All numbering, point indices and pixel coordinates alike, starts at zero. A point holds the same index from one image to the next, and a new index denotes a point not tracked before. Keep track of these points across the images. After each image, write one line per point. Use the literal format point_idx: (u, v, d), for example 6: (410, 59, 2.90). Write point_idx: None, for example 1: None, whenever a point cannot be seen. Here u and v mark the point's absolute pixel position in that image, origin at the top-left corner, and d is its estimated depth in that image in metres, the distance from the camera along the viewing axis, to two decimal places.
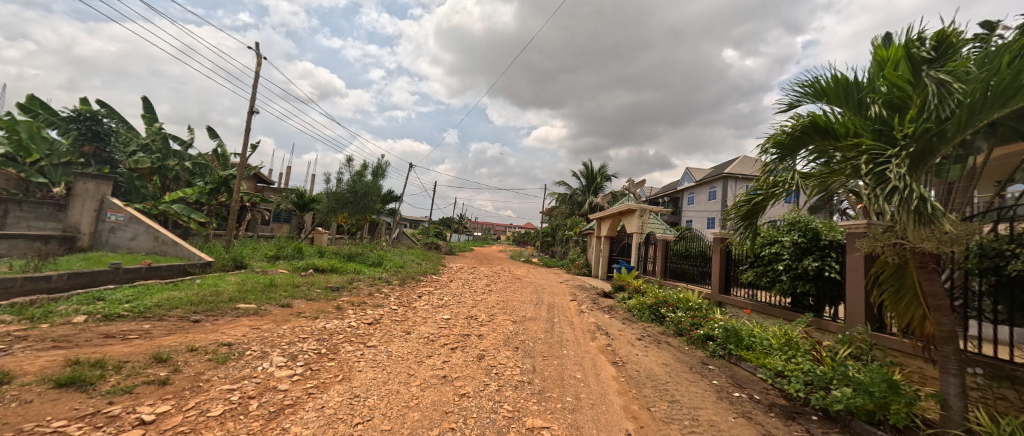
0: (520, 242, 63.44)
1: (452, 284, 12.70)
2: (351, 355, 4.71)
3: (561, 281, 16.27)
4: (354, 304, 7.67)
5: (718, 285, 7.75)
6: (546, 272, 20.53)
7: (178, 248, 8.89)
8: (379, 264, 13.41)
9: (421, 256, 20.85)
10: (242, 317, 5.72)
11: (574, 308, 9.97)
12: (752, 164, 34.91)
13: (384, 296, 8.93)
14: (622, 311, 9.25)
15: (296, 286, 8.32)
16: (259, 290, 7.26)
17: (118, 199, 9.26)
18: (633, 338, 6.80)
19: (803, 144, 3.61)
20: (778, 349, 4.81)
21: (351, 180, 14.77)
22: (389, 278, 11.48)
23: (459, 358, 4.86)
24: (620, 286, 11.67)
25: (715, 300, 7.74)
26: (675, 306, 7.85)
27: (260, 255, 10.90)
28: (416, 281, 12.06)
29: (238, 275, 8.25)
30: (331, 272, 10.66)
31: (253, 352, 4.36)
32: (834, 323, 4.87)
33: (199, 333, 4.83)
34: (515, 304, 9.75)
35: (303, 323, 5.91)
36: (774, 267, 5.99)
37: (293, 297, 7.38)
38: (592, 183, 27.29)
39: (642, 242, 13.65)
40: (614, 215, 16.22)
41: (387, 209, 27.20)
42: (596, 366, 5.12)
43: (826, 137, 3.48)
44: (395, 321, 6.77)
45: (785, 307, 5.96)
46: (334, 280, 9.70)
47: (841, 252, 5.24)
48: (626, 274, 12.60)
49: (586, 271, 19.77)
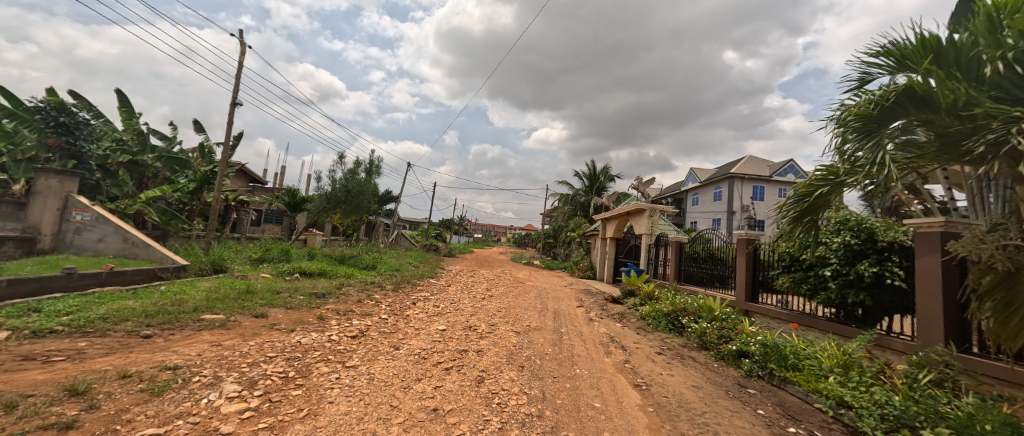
0: (521, 243, 62.71)
1: (450, 289, 11.92)
2: (323, 379, 3.93)
3: (565, 285, 15.48)
4: (339, 313, 6.88)
5: (743, 291, 6.96)
6: (548, 275, 19.73)
7: (150, 250, 8.12)
8: (373, 267, 12.63)
9: (418, 258, 20.09)
10: (204, 331, 4.94)
11: (582, 315, 9.15)
12: (758, 164, 34.18)
13: (374, 303, 8.15)
14: (634, 319, 8.46)
15: (276, 293, 7.53)
16: (232, 298, 6.48)
17: (84, 198, 8.49)
18: (652, 352, 6.00)
19: (891, 119, 2.94)
20: (836, 372, 4.04)
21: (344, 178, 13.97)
22: (382, 283, 10.69)
23: (453, 383, 4.07)
24: (630, 292, 10.88)
25: (741, 308, 6.96)
26: (696, 315, 7.06)
27: (243, 258, 10.14)
28: (412, 286, 11.28)
29: (212, 281, 7.47)
30: (319, 276, 9.88)
31: (202, 379, 3.58)
32: (901, 341, 4.08)
33: (143, 354, 4.04)
34: (518, 312, 8.96)
35: (275, 337, 5.13)
36: (817, 273, 5.21)
37: (270, 306, 6.60)
38: (595, 183, 26.54)
39: (652, 244, 12.85)
40: (621, 215, 15.41)
41: (385, 210, 26.44)
42: (615, 390, 4.33)
43: (923, 108, 2.83)
44: (382, 333, 5.98)
45: (829, 319, 5.19)
46: (320, 285, 8.91)
47: (903, 256, 4.45)
48: (636, 278, 11.81)
49: (591, 274, 18.99)
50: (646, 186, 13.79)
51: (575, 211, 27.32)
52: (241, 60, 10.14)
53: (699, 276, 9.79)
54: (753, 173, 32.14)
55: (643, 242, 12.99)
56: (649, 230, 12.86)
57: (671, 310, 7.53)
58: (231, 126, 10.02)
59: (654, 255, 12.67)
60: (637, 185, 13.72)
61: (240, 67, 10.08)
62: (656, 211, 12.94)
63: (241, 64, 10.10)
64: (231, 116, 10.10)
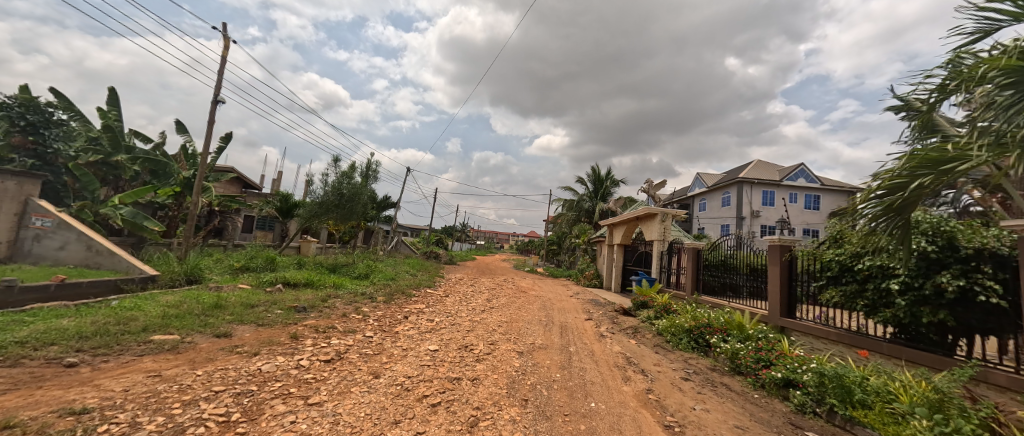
0: (524, 251, 61.98)
1: (447, 300, 11.09)
2: (275, 424, 3.11)
3: (571, 295, 14.57)
4: (317, 331, 6.06)
5: (779, 306, 6.11)
6: (552, 284, 18.83)
7: (116, 259, 7.38)
8: (366, 276, 11.82)
9: (417, 266, 19.30)
10: (146, 357, 4.14)
11: (592, 330, 8.27)
12: (767, 168, 33.28)
13: (361, 317, 7.33)
14: (650, 335, 7.59)
15: (250, 307, 6.74)
16: (195, 314, 5.70)
17: (47, 202, 7.78)
18: (677, 378, 5.13)
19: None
20: (924, 413, 3.17)
21: (336, 182, 13.09)
22: (374, 293, 9.88)
23: (440, 428, 3.25)
24: (642, 303, 10.00)
25: (775, 325, 6.11)
26: (724, 332, 6.19)
27: (223, 267, 9.36)
28: (406, 297, 10.45)
29: (179, 294, 6.69)
30: (305, 287, 9.08)
31: (113, 427, 2.78)
32: (1006, 375, 3.22)
33: (54, 391, 3.23)
34: (521, 327, 8.11)
35: (232, 363, 4.32)
36: (878, 286, 4.37)
37: (238, 323, 5.80)
38: (600, 188, 25.73)
39: (664, 250, 11.98)
40: (630, 220, 14.57)
41: (384, 216, 25.74)
42: (642, 433, 3.48)
43: None
44: (364, 355, 5.16)
45: (893, 341, 4.34)
46: (304, 297, 8.10)
47: (998, 266, 3.59)
48: (648, 288, 10.92)
49: (597, 283, 18.10)
50: (657, 189, 12.94)
51: (579, 217, 26.49)
52: (224, 54, 9.46)
53: (719, 286, 8.87)
54: (763, 178, 31.24)
55: (654, 249, 12.12)
56: (660, 236, 12.01)
57: (692, 325, 6.64)
58: (213, 124, 9.33)
59: (667, 263, 11.78)
60: (647, 188, 12.89)
61: (223, 62, 9.39)
62: (668, 216, 12.08)
63: (224, 59, 9.41)
64: (212, 114, 9.40)
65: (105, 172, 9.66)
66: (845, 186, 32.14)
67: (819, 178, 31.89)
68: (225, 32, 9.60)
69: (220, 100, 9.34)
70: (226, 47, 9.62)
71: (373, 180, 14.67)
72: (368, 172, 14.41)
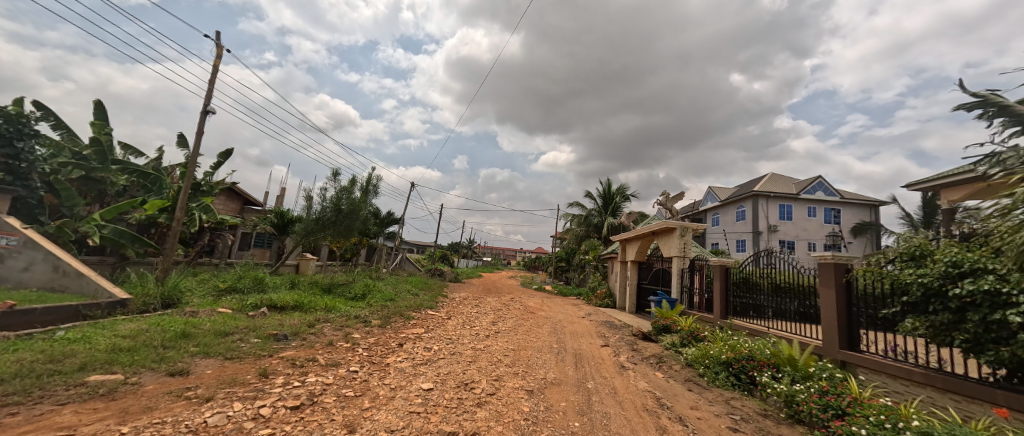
0: (531, 267, 60.82)
1: (450, 323, 10.20)
2: None
3: (582, 316, 13.55)
4: (294, 364, 5.21)
5: (837, 337, 5.22)
6: (562, 304, 17.77)
7: (84, 281, 6.71)
8: (363, 297, 10.99)
9: (420, 285, 18.44)
10: (68, 408, 3.36)
11: (611, 360, 7.29)
12: (783, 182, 32.15)
13: (350, 347, 6.47)
14: (679, 367, 6.62)
15: (223, 337, 5.93)
16: (153, 346, 4.93)
17: (17, 220, 7.19)
18: (723, 427, 4.19)
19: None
20: None
21: (334, 197, 12.41)
22: (370, 317, 9.02)
23: None
24: (664, 327, 9.05)
25: (835, 359, 5.20)
26: (771, 367, 5.25)
27: (207, 288, 8.62)
28: (404, 320, 9.59)
29: (145, 322, 5.94)
30: (293, 310, 8.28)
31: None
32: None
33: None
34: (531, 356, 7.18)
35: (175, 413, 3.50)
36: (983, 316, 3.47)
37: (202, 356, 5.00)
38: (610, 203, 24.86)
39: (685, 268, 11.01)
40: (645, 235, 13.64)
41: (387, 233, 25.11)
42: None
43: None
44: (344, 397, 4.32)
45: (1008, 388, 3.44)
46: (288, 323, 7.27)
47: None
48: (668, 310, 9.94)
49: (610, 303, 17.02)
50: (675, 202, 12.04)
51: (588, 232, 25.55)
52: (216, 63, 8.99)
53: (752, 309, 7.87)
54: (779, 191, 30.12)
55: (674, 267, 11.16)
56: (680, 253, 11.06)
57: (731, 357, 5.71)
58: (201, 136, 8.78)
59: (689, 282, 10.78)
60: (663, 201, 12.02)
61: (214, 71, 8.91)
62: (688, 231, 11.14)
63: (216, 68, 8.92)
64: (201, 125, 8.86)
65: (89, 188, 9.14)
66: (866, 199, 30.80)
67: (839, 190, 30.61)
68: (217, 40, 9.16)
69: (209, 110, 8.81)
70: (219, 55, 9.14)
71: (374, 195, 14.03)
72: (368, 187, 13.78)
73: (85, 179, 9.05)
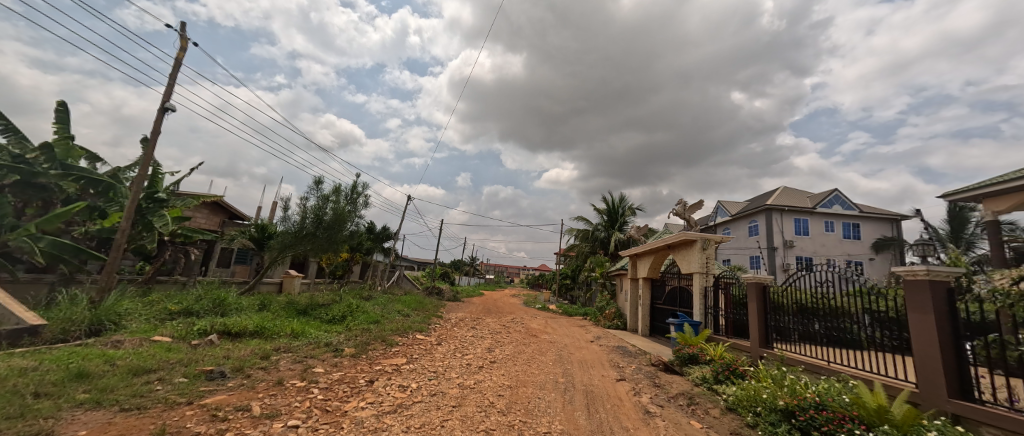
0: (535, 285, 59.09)
1: (439, 350, 8.86)
2: None
3: (591, 340, 12.08)
4: (212, 417, 3.89)
5: (944, 380, 3.88)
6: (567, 325, 16.28)
7: None
8: (342, 320, 9.64)
9: (414, 305, 17.08)
10: None
11: (631, 402, 5.87)
12: (796, 195, 30.86)
13: (304, 386, 5.16)
14: (718, 412, 5.23)
15: (135, 377, 4.61)
16: (19, 394, 3.65)
17: None
18: None
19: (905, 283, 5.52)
20: None
21: (316, 207, 11.23)
22: (343, 345, 7.66)
23: None
24: (689, 357, 7.70)
25: (945, 413, 3.83)
26: (857, 424, 3.86)
27: (154, 311, 7.39)
28: (384, 347, 8.24)
29: (42, 356, 4.69)
30: (251, 338, 6.98)
31: None
32: None
33: None
34: (532, 396, 5.81)
35: None
36: None
37: (86, 409, 3.71)
38: (616, 217, 23.58)
39: (708, 286, 9.66)
40: (659, 249, 12.34)
41: (382, 249, 23.88)
42: None
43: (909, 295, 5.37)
44: None
45: None
46: (236, 354, 5.95)
47: None
48: (692, 336, 8.57)
49: (621, 325, 15.50)
50: (694, 211, 10.76)
51: (594, 248, 24.17)
52: (179, 57, 8.06)
53: (796, 335, 6.41)
54: (794, 205, 28.77)
55: (695, 284, 9.83)
56: (701, 268, 9.73)
57: (793, 404, 4.38)
58: (156, 136, 7.70)
59: (714, 302, 9.39)
60: (680, 211, 10.76)
61: (176, 64, 7.96)
62: (710, 244, 9.81)
63: (179, 61, 7.97)
64: (158, 124, 7.80)
65: (29, 195, 8.05)
66: (887, 213, 29.31)
67: (857, 204, 29.18)
68: (181, 31, 8.23)
69: (167, 107, 7.78)
70: (182, 47, 8.20)
71: (362, 207, 12.86)
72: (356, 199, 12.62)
73: (25, 186, 7.98)
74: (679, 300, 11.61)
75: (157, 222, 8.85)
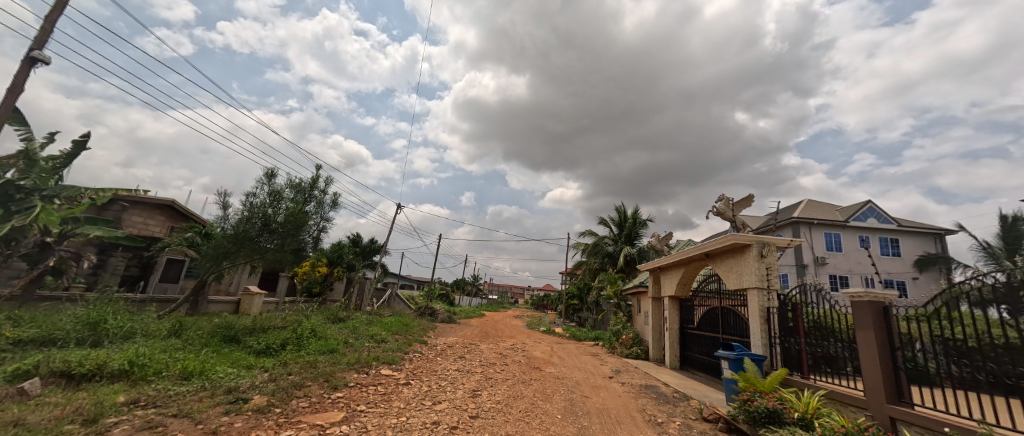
0: (540, 306, 55.76)
1: (402, 393, 6.38)
2: None
3: (609, 377, 9.40)
4: None
5: None
6: (576, 354, 13.59)
7: None
8: (279, 351, 7.14)
9: (396, 328, 14.55)
10: None
11: None
12: (822, 208, 28.35)
13: None
14: None
15: None
16: None
17: None
18: None
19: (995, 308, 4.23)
20: None
21: (265, 205, 8.91)
22: (254, 392, 5.19)
23: None
24: (766, 415, 5.11)
25: None
26: None
27: None
28: (321, 392, 5.80)
29: None
30: (106, 383, 4.61)
31: None
32: None
33: None
34: None
35: None
36: None
37: None
38: (626, 229, 21.18)
39: (770, 306, 7.14)
40: (692, 259, 9.86)
41: (368, 264, 21.51)
42: None
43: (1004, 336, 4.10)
44: None
45: None
46: (30, 420, 3.55)
47: None
48: (750, 372, 6.07)
49: (641, 355, 12.82)
50: (742, 210, 8.34)
51: (603, 264, 21.62)
52: None
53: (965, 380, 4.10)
54: (822, 218, 26.21)
55: (751, 304, 7.34)
56: (760, 282, 7.23)
57: None
58: (15, 94, 5.65)
59: (783, 328, 6.83)
60: (722, 209, 8.39)
61: (60, 4, 6.05)
62: (771, 251, 7.33)
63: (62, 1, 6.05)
64: (21, 80, 5.77)
65: None
66: (927, 227, 26.55)
67: (893, 217, 26.47)
68: None
69: (36, 57, 5.79)
70: None
71: (327, 210, 10.64)
72: (320, 200, 10.40)
73: None
74: (722, 325, 9.04)
75: (23, 210, 6.77)
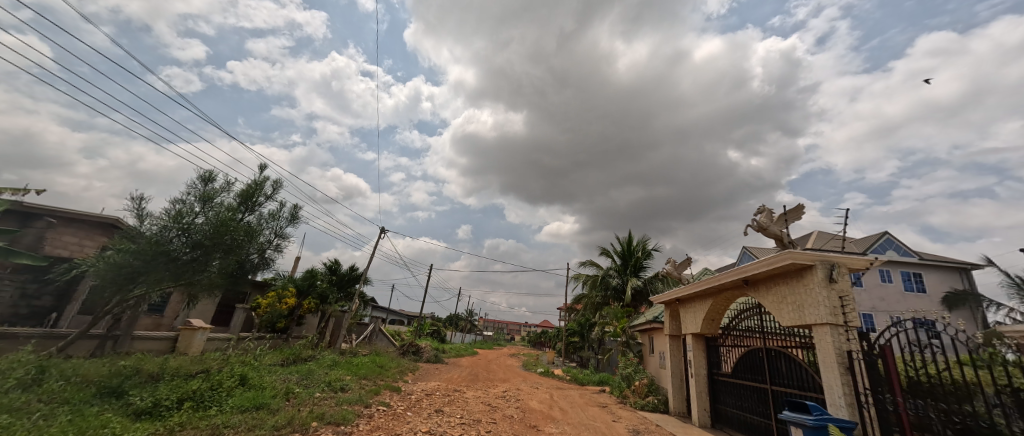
0: (539, 344, 52.23)
1: None
2: None
3: None
4: None
5: None
6: (581, 405, 11.31)
7: None
8: (170, 412, 5.10)
9: (368, 370, 12.25)
10: None
11: None
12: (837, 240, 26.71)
13: None
14: None
15: None
16: None
17: None
18: None
19: None
20: None
21: (198, 212, 7.25)
22: None
23: None
24: None
25: None
26: None
27: None
28: None
29: None
30: None
31: None
32: None
33: None
34: None
35: None
36: None
37: None
38: (631, 259, 19.26)
39: (850, 350, 5.28)
40: (724, 288, 8.04)
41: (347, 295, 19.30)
42: None
43: None
44: None
45: None
46: None
47: None
48: None
49: (659, 408, 10.59)
50: (790, 224, 6.67)
51: (606, 298, 19.51)
52: None
53: None
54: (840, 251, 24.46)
55: (821, 345, 5.49)
56: (834, 318, 5.39)
57: None
58: None
59: (874, 382, 4.94)
60: (764, 223, 6.74)
61: None
62: (843, 274, 5.58)
63: None
64: None
65: None
66: (953, 261, 24.73)
67: (915, 250, 24.74)
68: None
69: None
70: None
71: (284, 224, 8.92)
72: (274, 212, 8.74)
73: None
74: (771, 374, 7.06)
75: None
